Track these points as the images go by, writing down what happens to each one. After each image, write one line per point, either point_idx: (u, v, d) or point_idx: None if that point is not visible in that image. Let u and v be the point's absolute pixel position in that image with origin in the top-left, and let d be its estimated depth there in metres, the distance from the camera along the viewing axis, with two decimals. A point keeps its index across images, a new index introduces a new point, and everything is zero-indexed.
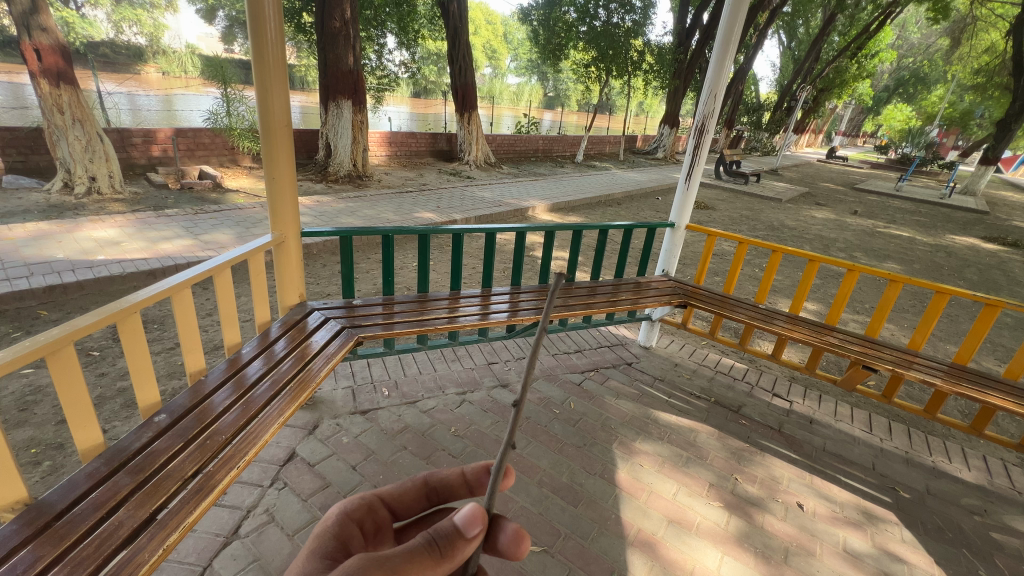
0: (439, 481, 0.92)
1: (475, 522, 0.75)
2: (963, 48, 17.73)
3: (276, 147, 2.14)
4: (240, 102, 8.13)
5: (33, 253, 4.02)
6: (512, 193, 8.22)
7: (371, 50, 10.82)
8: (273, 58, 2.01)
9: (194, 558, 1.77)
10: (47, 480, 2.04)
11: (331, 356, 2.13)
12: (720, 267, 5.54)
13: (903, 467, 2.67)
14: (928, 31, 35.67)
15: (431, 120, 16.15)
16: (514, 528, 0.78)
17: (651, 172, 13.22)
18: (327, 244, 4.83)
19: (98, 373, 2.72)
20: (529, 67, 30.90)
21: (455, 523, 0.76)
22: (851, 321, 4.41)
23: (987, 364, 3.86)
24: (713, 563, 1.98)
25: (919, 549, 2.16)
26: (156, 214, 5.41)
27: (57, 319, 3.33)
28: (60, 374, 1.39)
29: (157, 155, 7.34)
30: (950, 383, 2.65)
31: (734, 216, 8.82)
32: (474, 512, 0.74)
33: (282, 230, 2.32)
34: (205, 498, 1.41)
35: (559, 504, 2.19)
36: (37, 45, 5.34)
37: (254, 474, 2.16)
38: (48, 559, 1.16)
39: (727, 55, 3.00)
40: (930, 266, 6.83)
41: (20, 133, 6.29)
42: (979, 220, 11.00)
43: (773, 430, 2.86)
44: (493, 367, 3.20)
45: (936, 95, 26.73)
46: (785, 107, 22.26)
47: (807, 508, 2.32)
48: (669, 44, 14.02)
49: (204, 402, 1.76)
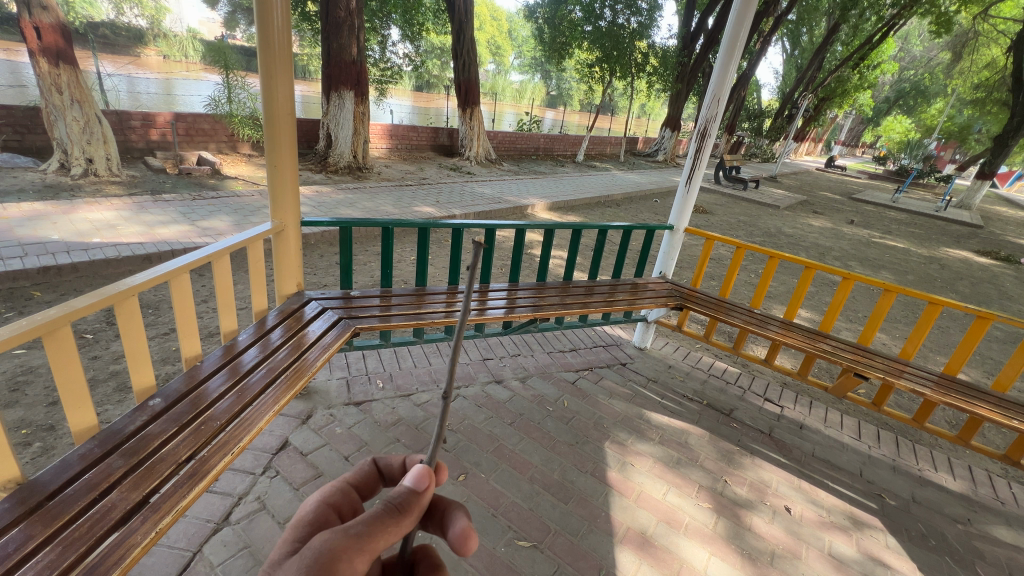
0: (391, 463, 0.88)
1: (425, 477, 0.77)
2: (964, 63, 17.83)
3: (277, 134, 2.13)
4: (241, 89, 7.99)
5: (28, 233, 3.99)
6: (512, 191, 8.22)
7: (375, 41, 10.73)
8: (279, 48, 2.01)
9: (184, 543, 1.78)
10: (37, 461, 2.04)
11: (326, 347, 2.12)
12: (717, 272, 5.59)
13: (890, 474, 2.71)
14: (930, 45, 35.93)
15: (432, 114, 16.11)
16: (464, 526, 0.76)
17: (651, 174, 13.24)
18: (326, 234, 4.82)
19: (91, 356, 2.71)
20: (534, 65, 30.82)
21: (408, 485, 0.77)
22: (843, 329, 4.46)
23: (975, 375, 3.92)
24: (701, 563, 2.00)
25: (903, 555, 2.20)
26: (153, 199, 5.37)
27: (50, 300, 3.31)
28: (58, 355, 1.39)
29: (155, 139, 7.28)
30: (939, 393, 2.69)
31: (732, 222, 8.86)
32: (423, 470, 0.77)
33: (282, 218, 2.31)
34: (198, 483, 1.41)
35: (550, 500, 2.21)
36: (37, 23, 5.27)
37: (247, 462, 2.16)
38: (40, 538, 1.17)
39: (731, 58, 2.99)
40: (924, 277, 6.90)
41: (17, 111, 6.25)
42: (974, 235, 11.09)
43: (763, 434, 2.89)
44: (487, 362, 3.21)
45: (936, 109, 26.84)
46: (785, 115, 22.31)
47: (794, 512, 2.35)
48: (674, 48, 14.03)
49: (199, 388, 1.76)
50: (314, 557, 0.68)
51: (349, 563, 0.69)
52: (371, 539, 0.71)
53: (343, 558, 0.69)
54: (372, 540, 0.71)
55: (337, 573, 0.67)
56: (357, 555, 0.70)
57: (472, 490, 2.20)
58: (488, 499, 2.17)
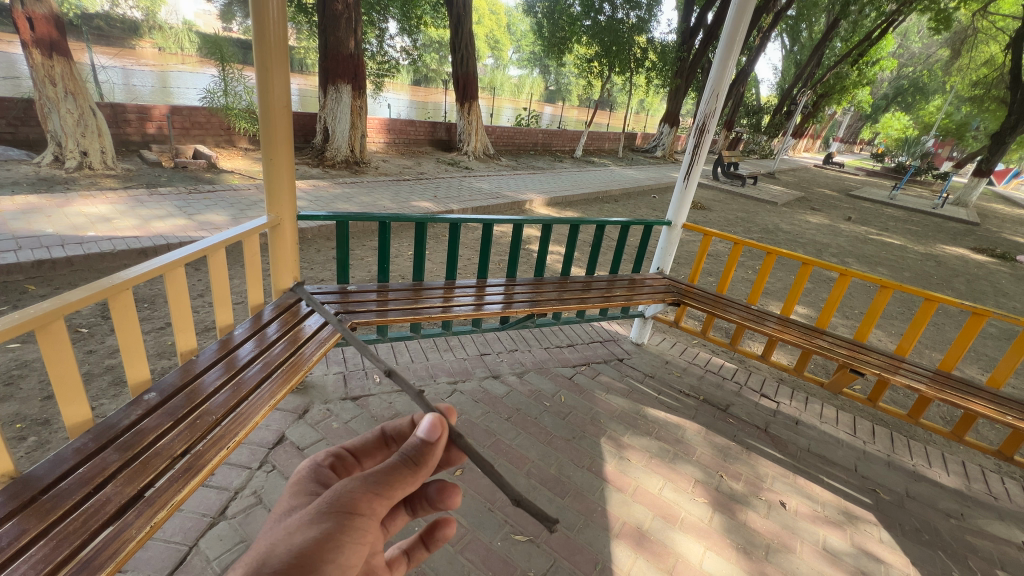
0: (399, 426, 0.88)
1: (436, 427, 0.78)
2: (963, 60, 17.80)
3: (274, 130, 2.11)
4: (238, 82, 7.90)
5: (22, 226, 3.96)
6: (510, 186, 8.21)
7: (373, 35, 10.63)
8: (275, 41, 1.99)
9: (180, 537, 1.78)
10: (32, 455, 2.03)
11: (323, 341, 2.12)
12: (714, 268, 5.61)
13: (885, 469, 2.72)
14: (928, 42, 36.00)
15: (430, 108, 16.02)
16: (438, 483, 0.79)
17: (649, 170, 13.20)
18: (323, 229, 4.80)
19: (86, 350, 2.69)
20: (531, 60, 30.71)
21: (421, 436, 0.78)
22: (840, 326, 4.48)
23: (969, 372, 3.95)
24: (697, 557, 2.01)
25: (897, 550, 2.21)
26: (149, 193, 5.33)
27: (45, 294, 3.29)
28: (50, 348, 1.37)
29: (151, 132, 7.24)
30: (934, 388, 2.70)
31: (730, 218, 8.87)
32: (434, 420, 0.79)
33: (278, 211, 2.29)
34: (193, 478, 1.40)
35: (547, 495, 2.21)
36: (30, 14, 5.19)
37: (242, 456, 2.16)
38: (33, 533, 1.16)
39: (731, 55, 2.97)
40: (920, 274, 6.93)
41: (12, 103, 6.20)
42: (969, 232, 11.13)
43: (759, 430, 2.90)
44: (485, 357, 3.21)
45: (934, 105, 26.82)
46: (784, 111, 22.24)
47: (790, 507, 2.36)
48: (674, 43, 13.96)
49: (194, 382, 1.75)
50: (333, 502, 0.70)
51: (369, 505, 0.71)
52: (390, 488, 0.73)
53: (361, 503, 0.70)
54: (392, 487, 0.73)
55: (357, 518, 0.69)
56: (375, 500, 0.72)
57: (469, 486, 2.20)
58: (485, 493, 2.17)
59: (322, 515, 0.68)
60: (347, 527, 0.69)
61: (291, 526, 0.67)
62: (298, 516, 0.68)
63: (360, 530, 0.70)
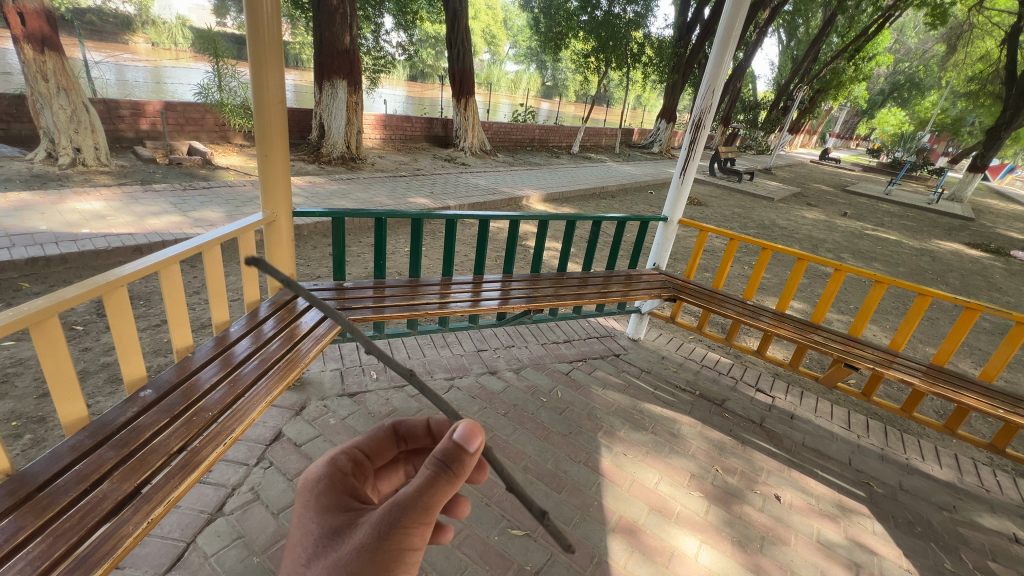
0: (413, 427, 0.89)
1: (474, 436, 0.74)
2: (958, 56, 17.82)
3: (268, 125, 2.10)
4: (232, 78, 7.90)
5: (16, 224, 3.94)
6: (506, 182, 8.20)
7: (368, 30, 10.54)
8: (268, 37, 1.97)
9: (178, 534, 1.78)
10: (28, 453, 2.02)
11: (320, 338, 2.12)
12: (710, 264, 5.63)
13: (878, 462, 2.75)
14: (925, 37, 36.02)
15: (427, 104, 16.00)
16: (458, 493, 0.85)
17: (646, 166, 13.19)
18: (318, 225, 4.79)
19: (82, 348, 2.68)
20: (529, 56, 30.54)
21: (455, 441, 0.75)
22: (835, 321, 4.51)
23: (962, 366, 3.98)
24: (691, 550, 2.03)
25: (889, 542, 2.24)
26: (143, 189, 5.29)
27: (39, 292, 3.27)
28: (45, 345, 1.37)
29: (145, 128, 7.18)
30: (927, 383, 2.72)
31: (726, 214, 8.88)
32: (470, 428, 0.74)
33: (274, 208, 2.28)
34: (190, 474, 1.41)
35: (543, 490, 2.23)
36: (21, 8, 5.13)
37: (239, 452, 2.16)
38: (30, 529, 1.16)
39: (727, 50, 2.97)
40: (915, 269, 6.97)
41: (3, 98, 6.12)
42: (964, 227, 11.19)
43: (755, 425, 2.92)
44: (482, 353, 3.22)
45: (930, 101, 26.86)
46: (781, 107, 22.21)
47: (784, 500, 2.38)
48: (671, 38, 13.90)
49: (191, 378, 1.75)
50: (383, 534, 0.70)
51: (419, 532, 0.72)
52: (433, 505, 0.73)
53: (408, 530, 0.71)
54: (435, 505, 0.73)
55: (408, 544, 0.71)
56: (421, 523, 0.72)
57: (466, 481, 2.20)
58: (482, 489, 2.18)
59: (375, 550, 0.70)
60: (399, 559, 0.71)
61: (344, 561, 0.69)
62: (350, 547, 0.70)
63: (409, 554, 0.72)
